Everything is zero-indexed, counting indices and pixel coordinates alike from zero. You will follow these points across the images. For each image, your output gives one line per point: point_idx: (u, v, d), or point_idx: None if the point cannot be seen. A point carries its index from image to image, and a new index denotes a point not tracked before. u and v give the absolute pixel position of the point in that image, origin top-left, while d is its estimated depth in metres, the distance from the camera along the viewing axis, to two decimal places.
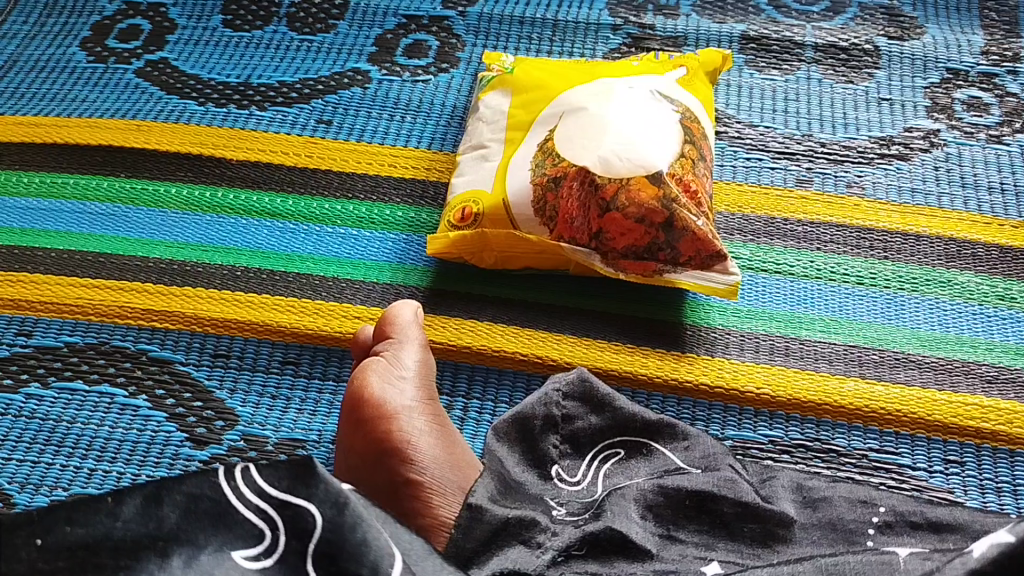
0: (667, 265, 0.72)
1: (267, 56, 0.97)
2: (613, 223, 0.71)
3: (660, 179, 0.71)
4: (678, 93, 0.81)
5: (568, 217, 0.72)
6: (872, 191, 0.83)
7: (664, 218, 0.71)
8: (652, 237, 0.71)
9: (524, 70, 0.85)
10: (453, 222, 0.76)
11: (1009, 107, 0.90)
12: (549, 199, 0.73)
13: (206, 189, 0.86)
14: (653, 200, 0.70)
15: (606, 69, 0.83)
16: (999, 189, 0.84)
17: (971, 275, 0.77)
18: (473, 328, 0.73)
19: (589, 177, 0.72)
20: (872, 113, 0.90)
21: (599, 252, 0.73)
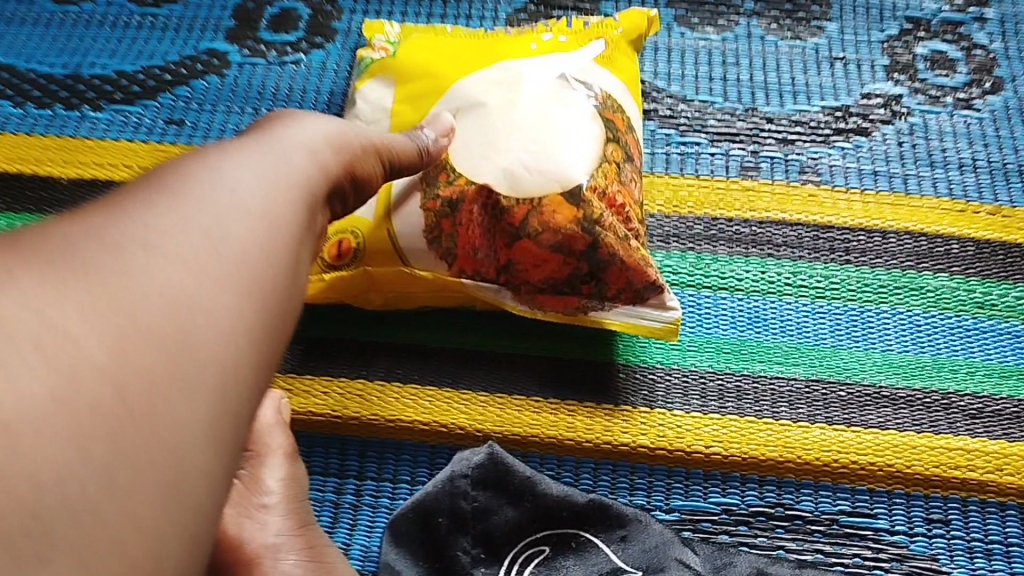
0: (591, 300, 0.59)
1: (101, 38, 0.80)
2: (523, 254, 0.58)
3: (579, 196, 0.57)
4: (598, 78, 0.66)
5: (469, 248, 0.59)
6: (828, 177, 0.72)
7: (586, 244, 0.57)
8: (572, 268, 0.58)
9: (412, 50, 0.69)
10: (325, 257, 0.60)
11: (978, 64, 0.79)
12: (445, 229, 0.59)
13: (31, 216, 0.69)
14: (572, 223, 0.57)
15: (513, 45, 0.68)
16: (970, 167, 0.73)
17: (945, 278, 0.66)
18: (362, 392, 0.60)
19: (492, 201, 0.58)
20: (824, 76, 0.78)
21: (509, 287, 0.60)
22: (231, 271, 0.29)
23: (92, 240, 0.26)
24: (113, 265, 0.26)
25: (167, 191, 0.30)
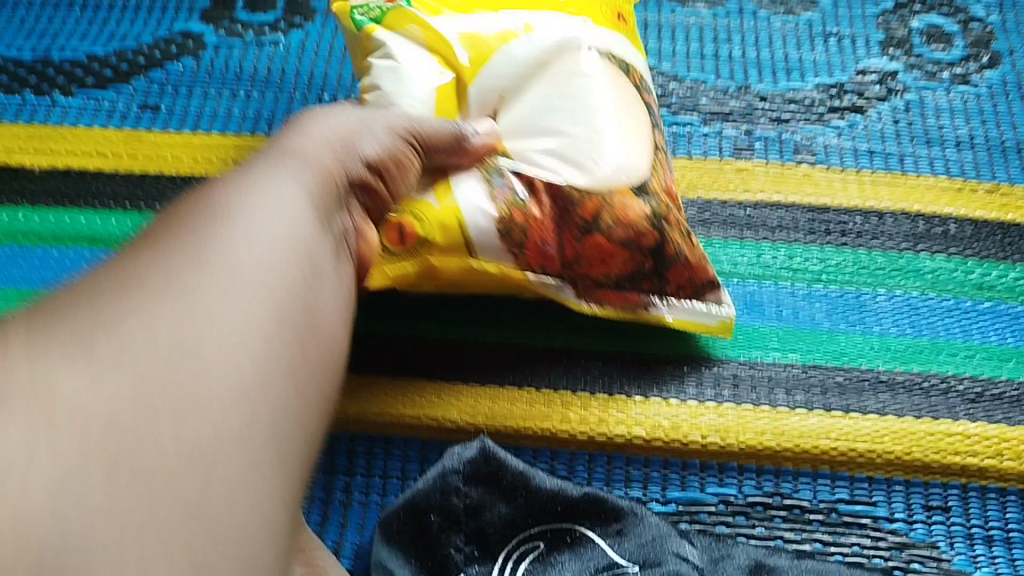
0: (648, 299, 0.57)
1: (72, 20, 0.77)
2: (596, 248, 0.55)
3: (648, 193, 0.57)
4: (616, 47, 0.63)
5: (539, 241, 0.55)
6: (824, 156, 0.70)
7: (654, 241, 0.56)
8: (635, 265, 0.56)
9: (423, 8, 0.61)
10: (384, 241, 0.53)
11: (975, 37, 0.77)
12: (517, 219, 0.54)
13: (37, 211, 0.66)
14: (642, 219, 0.55)
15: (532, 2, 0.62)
16: (969, 145, 0.71)
17: (942, 259, 0.65)
18: (350, 386, 0.59)
19: (561, 191, 0.55)
20: (818, 52, 0.77)
21: (571, 283, 0.56)
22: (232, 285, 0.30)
23: (115, 275, 0.29)
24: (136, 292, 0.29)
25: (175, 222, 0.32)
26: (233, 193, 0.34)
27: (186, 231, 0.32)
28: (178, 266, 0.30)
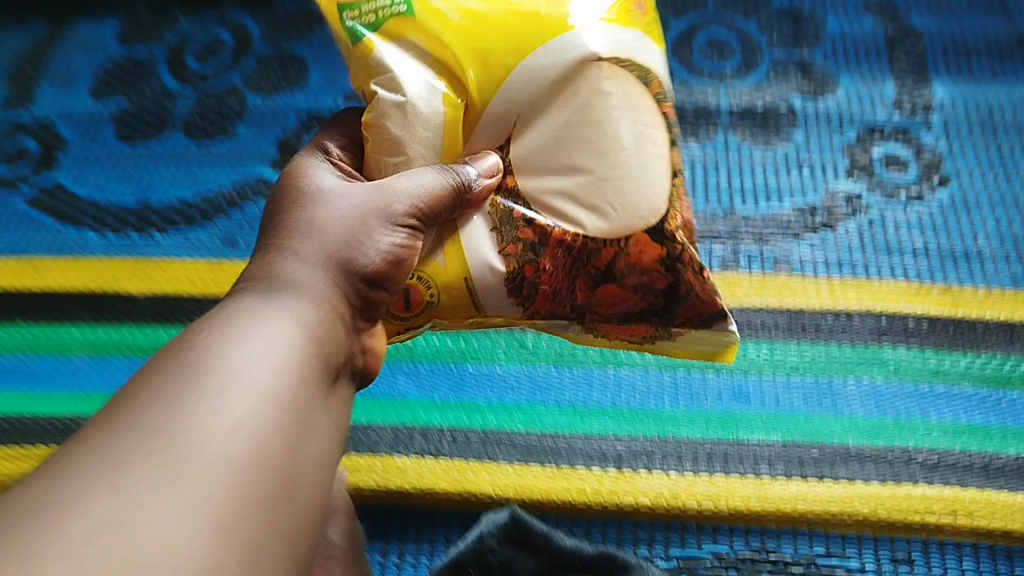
0: (658, 331, 0.61)
1: (165, 171, 0.93)
2: (608, 292, 0.59)
3: (668, 236, 0.57)
4: (641, 37, 0.60)
5: (549, 292, 0.59)
6: (799, 266, 0.82)
7: (665, 283, 0.58)
8: (645, 302, 0.60)
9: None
10: (393, 309, 0.59)
11: (927, 161, 0.90)
12: (528, 274, 0.58)
13: (111, 327, 0.83)
14: (656, 263, 0.58)
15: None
16: (924, 252, 0.83)
17: (902, 350, 0.76)
18: (401, 466, 0.71)
19: (575, 244, 0.58)
20: (793, 178, 0.90)
21: (579, 322, 0.61)
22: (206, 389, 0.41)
23: (144, 418, 0.39)
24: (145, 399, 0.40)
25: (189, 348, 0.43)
26: (229, 351, 0.42)
27: (192, 353, 0.43)
28: (178, 423, 0.39)
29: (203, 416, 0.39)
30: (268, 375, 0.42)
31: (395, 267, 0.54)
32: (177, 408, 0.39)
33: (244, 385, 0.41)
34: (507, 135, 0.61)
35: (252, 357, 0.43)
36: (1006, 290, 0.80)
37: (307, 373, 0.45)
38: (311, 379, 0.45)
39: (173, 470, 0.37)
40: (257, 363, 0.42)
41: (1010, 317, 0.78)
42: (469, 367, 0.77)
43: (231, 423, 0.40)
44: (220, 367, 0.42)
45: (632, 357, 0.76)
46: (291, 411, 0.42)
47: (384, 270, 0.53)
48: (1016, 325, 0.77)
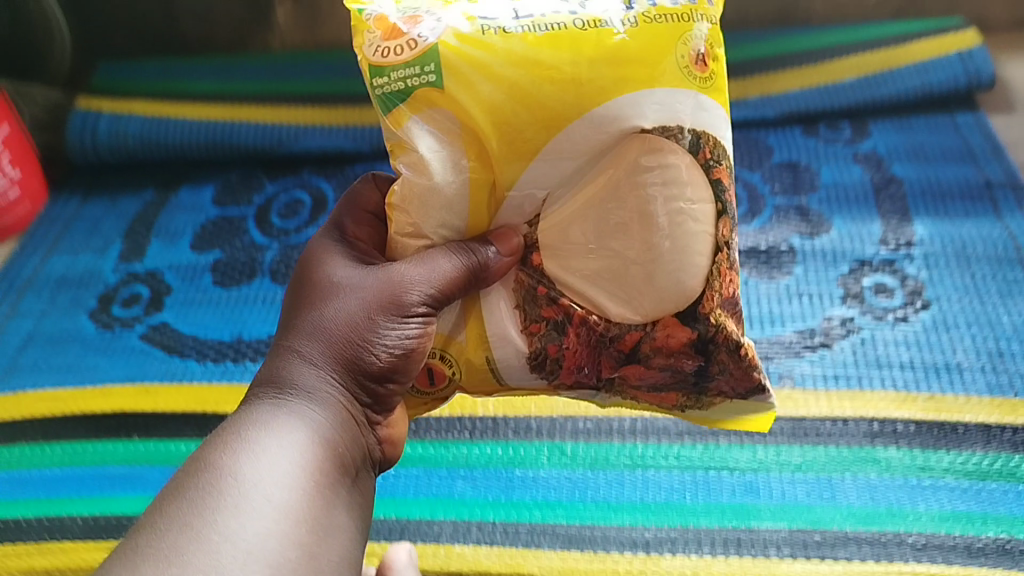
0: (691, 403, 0.69)
1: (256, 311, 1.10)
2: (636, 370, 0.66)
3: (694, 322, 0.64)
4: (695, 102, 0.61)
5: (575, 367, 0.66)
6: (801, 380, 0.95)
7: (695, 364, 0.65)
8: (675, 373, 0.66)
9: (471, 50, 0.58)
10: (420, 383, 0.67)
11: (911, 288, 1.03)
12: (552, 351, 0.65)
13: None
14: (683, 347, 0.64)
15: (598, 53, 0.59)
16: (910, 366, 0.95)
17: (893, 450, 0.88)
18: (461, 553, 0.84)
19: (598, 327, 0.65)
20: (794, 306, 1.03)
21: (609, 387, 0.68)
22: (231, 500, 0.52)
23: (181, 528, 0.50)
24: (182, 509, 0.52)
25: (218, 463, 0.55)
26: (240, 467, 0.53)
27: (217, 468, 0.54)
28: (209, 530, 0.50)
29: (229, 533, 0.50)
30: (277, 485, 0.53)
31: (401, 358, 0.62)
32: (205, 528, 0.50)
33: (259, 492, 0.52)
34: (536, 211, 0.64)
35: (262, 472, 0.53)
36: (983, 397, 0.92)
37: (315, 471, 0.55)
38: (321, 475, 0.56)
39: (204, 567, 0.48)
40: (267, 478, 0.53)
41: (987, 419, 0.90)
42: (516, 471, 0.90)
43: (253, 533, 0.50)
44: (236, 487, 0.52)
45: (657, 460, 0.89)
46: (303, 510, 0.53)
47: (393, 362, 0.61)
48: (992, 426, 0.89)
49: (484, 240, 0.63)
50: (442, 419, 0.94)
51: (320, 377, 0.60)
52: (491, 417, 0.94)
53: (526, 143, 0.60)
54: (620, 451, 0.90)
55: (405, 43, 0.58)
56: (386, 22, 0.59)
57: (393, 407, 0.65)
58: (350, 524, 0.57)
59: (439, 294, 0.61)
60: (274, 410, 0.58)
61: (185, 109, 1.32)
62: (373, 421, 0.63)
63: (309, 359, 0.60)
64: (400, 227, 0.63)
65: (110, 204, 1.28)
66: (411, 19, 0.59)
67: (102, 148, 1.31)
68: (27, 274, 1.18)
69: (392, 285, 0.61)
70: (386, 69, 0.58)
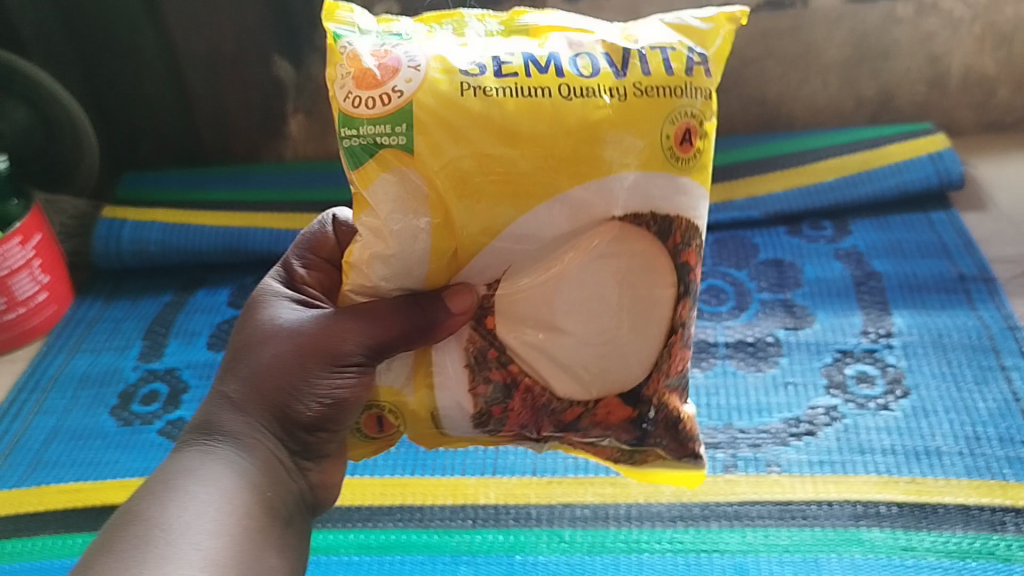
0: (623, 459, 0.75)
1: None
2: (573, 435, 0.73)
3: (636, 399, 0.71)
4: (671, 184, 0.66)
5: (517, 425, 0.72)
6: (788, 466, 0.99)
7: (631, 435, 0.72)
8: (613, 437, 0.73)
9: (447, 114, 0.61)
10: (369, 430, 0.73)
11: (891, 376, 1.09)
12: (496, 412, 0.71)
13: None
14: (624, 421, 0.72)
15: (576, 127, 0.62)
16: (891, 451, 1.00)
17: (877, 530, 0.92)
18: None
19: (541, 397, 0.71)
20: (780, 396, 1.08)
21: (551, 443, 0.75)
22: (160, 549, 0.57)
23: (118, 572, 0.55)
24: (113, 557, 0.56)
25: (138, 516, 0.59)
26: (169, 519, 0.59)
27: (144, 520, 0.59)
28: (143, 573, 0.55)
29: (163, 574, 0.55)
30: (203, 534, 0.59)
31: (332, 408, 0.68)
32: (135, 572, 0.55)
33: (187, 540, 0.58)
34: (497, 275, 0.68)
35: (189, 522, 0.59)
36: (962, 479, 0.96)
37: (242, 518, 0.62)
38: (245, 522, 0.62)
39: None
40: (193, 527, 0.59)
41: (967, 500, 0.94)
42: (516, 556, 0.92)
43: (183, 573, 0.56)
44: (164, 535, 0.58)
45: (651, 545, 0.92)
46: (230, 554, 0.59)
47: (323, 412, 0.68)
48: (972, 506, 0.93)
49: (438, 297, 0.66)
50: (446, 508, 0.98)
51: (255, 423, 0.68)
52: (492, 505, 0.98)
53: (489, 224, 0.64)
54: (615, 536, 0.93)
55: (378, 96, 0.61)
56: (363, 68, 0.62)
57: (326, 453, 0.72)
58: (278, 566, 0.63)
59: (371, 352, 0.67)
60: (208, 460, 0.65)
61: (205, 217, 1.43)
62: (301, 468, 0.71)
63: (247, 404, 0.68)
64: (355, 285, 0.67)
65: (131, 306, 1.35)
66: (389, 68, 0.62)
67: (126, 254, 1.39)
68: (52, 373, 1.24)
69: (323, 340, 0.68)
70: (359, 121, 0.61)
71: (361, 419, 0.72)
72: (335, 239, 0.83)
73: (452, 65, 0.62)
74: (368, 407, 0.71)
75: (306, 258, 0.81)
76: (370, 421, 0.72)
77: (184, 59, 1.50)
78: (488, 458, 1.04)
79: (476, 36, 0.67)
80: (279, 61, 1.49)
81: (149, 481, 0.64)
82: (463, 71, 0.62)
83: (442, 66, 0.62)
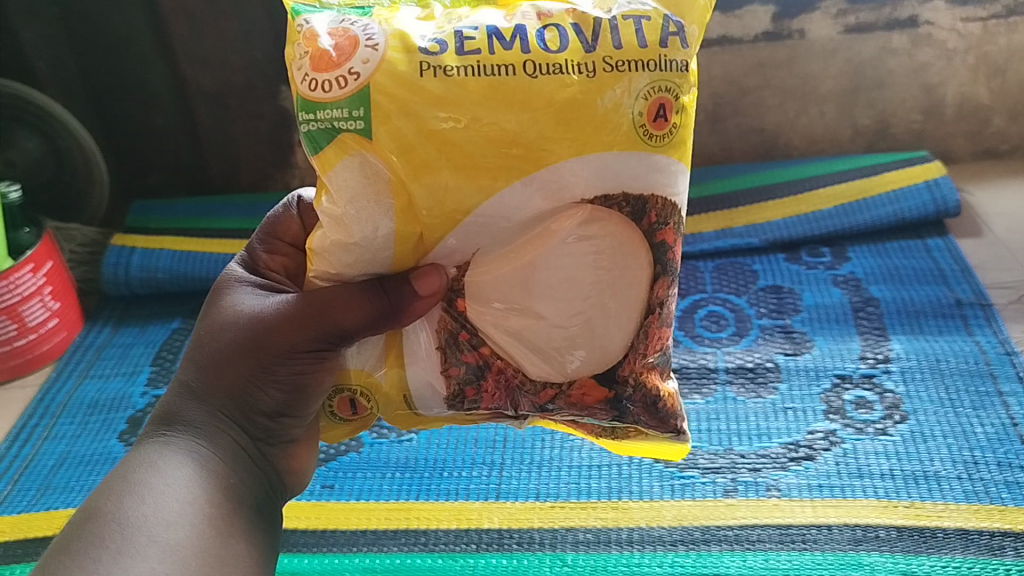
0: (606, 433, 0.75)
1: None
2: (551, 414, 0.72)
3: (612, 380, 0.69)
4: (643, 162, 0.62)
5: (490, 405, 0.71)
6: (787, 491, 1.01)
7: (609, 413, 0.71)
8: (592, 414, 0.71)
9: (406, 94, 0.58)
10: (344, 412, 0.73)
11: (889, 402, 1.10)
12: (469, 392, 0.70)
13: None
14: (600, 402, 0.70)
15: (540, 108, 0.59)
16: (890, 475, 1.01)
17: (876, 554, 0.92)
18: None
19: (514, 378, 0.70)
20: (779, 421, 1.10)
21: (528, 419, 0.74)
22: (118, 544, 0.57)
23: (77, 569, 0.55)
24: (73, 555, 0.57)
25: (97, 512, 0.60)
26: (128, 513, 0.60)
27: (103, 516, 0.59)
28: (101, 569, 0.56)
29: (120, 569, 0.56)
30: (161, 527, 0.60)
31: (292, 395, 0.69)
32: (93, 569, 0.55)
33: (146, 533, 0.59)
34: (466, 259, 0.66)
35: (147, 515, 0.60)
36: (961, 503, 0.97)
37: (204, 506, 0.63)
38: (204, 512, 0.62)
39: None
40: (151, 520, 0.60)
41: (965, 524, 0.95)
42: None
43: (141, 567, 0.56)
44: (121, 529, 0.58)
45: (653, 569, 0.93)
46: (190, 543, 0.60)
47: (282, 399, 0.69)
48: (971, 530, 0.94)
49: (405, 278, 0.65)
50: (450, 532, 1.00)
51: (216, 411, 0.68)
52: (495, 529, 1.00)
53: (457, 206, 0.61)
54: (617, 560, 0.94)
55: (336, 79, 0.58)
56: (320, 49, 0.59)
57: (293, 438, 0.73)
58: (247, 552, 0.64)
59: (329, 340, 0.67)
60: (169, 452, 0.66)
61: (212, 245, 1.46)
62: (267, 453, 0.71)
63: (208, 391, 0.69)
64: (320, 272, 0.66)
65: (139, 332, 1.37)
66: (347, 49, 0.59)
67: (134, 281, 1.41)
68: (62, 399, 1.26)
69: (280, 329, 0.67)
70: (317, 105, 0.59)
71: (334, 400, 0.73)
72: (300, 222, 0.80)
73: (412, 42, 0.59)
74: (341, 391, 0.72)
75: (269, 243, 0.78)
76: (342, 401, 0.73)
77: (193, 90, 1.53)
78: (492, 483, 1.06)
79: (441, 8, 0.64)
80: (286, 91, 1.52)
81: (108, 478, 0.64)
82: (421, 49, 0.59)
83: (401, 45, 0.59)
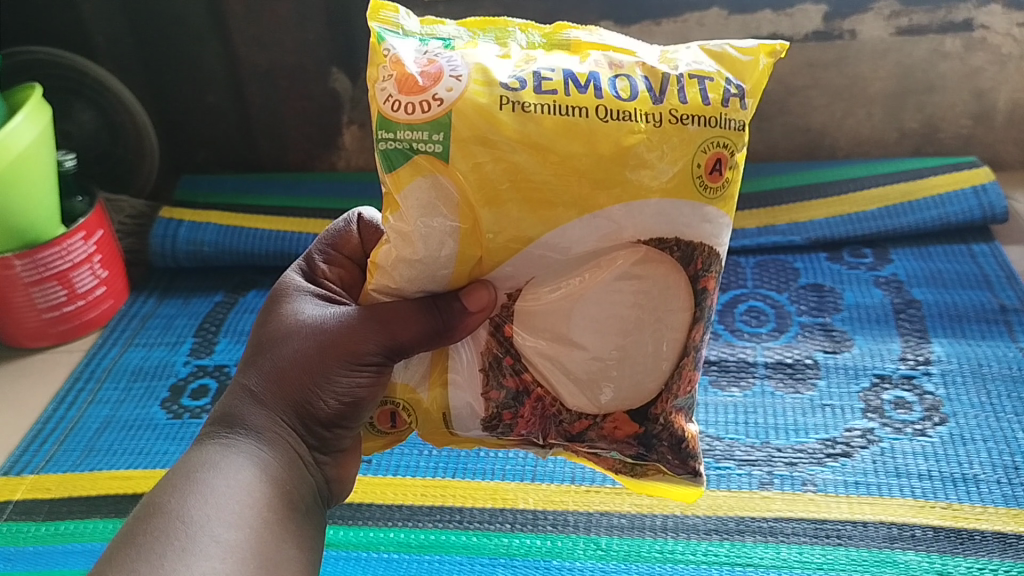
0: (625, 470, 0.74)
1: None
2: (580, 445, 0.72)
3: (641, 417, 0.70)
4: (696, 212, 0.63)
5: (522, 430, 0.71)
6: (823, 486, 1.01)
7: (635, 451, 0.71)
8: (618, 449, 0.72)
9: (485, 127, 0.58)
10: (382, 423, 0.73)
11: (929, 403, 1.10)
12: (506, 416, 0.71)
13: None
14: (629, 437, 0.71)
15: (608, 152, 0.59)
16: (928, 475, 1.01)
17: (912, 553, 0.92)
18: None
19: (551, 407, 0.70)
20: (817, 417, 1.10)
21: (553, 447, 0.74)
22: (179, 547, 0.56)
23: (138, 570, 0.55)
24: (134, 555, 0.56)
25: (163, 509, 0.59)
26: (191, 513, 0.59)
27: (167, 513, 0.59)
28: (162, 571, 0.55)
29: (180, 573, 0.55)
30: (224, 529, 0.58)
31: (349, 406, 0.68)
32: (155, 571, 0.55)
33: (208, 536, 0.58)
34: (519, 286, 0.66)
35: (209, 515, 0.59)
36: (1000, 507, 0.97)
37: (263, 510, 0.62)
38: (264, 517, 0.61)
39: None
40: (214, 521, 0.59)
41: (1005, 528, 0.94)
42: (554, 561, 0.94)
43: (199, 570, 0.55)
44: (185, 528, 0.58)
45: (687, 556, 0.93)
46: (250, 548, 0.59)
47: (340, 409, 0.68)
48: (1010, 534, 0.93)
49: (455, 295, 0.65)
50: (486, 511, 1.01)
51: (276, 416, 0.67)
52: (530, 509, 1.00)
53: (518, 236, 0.62)
54: (651, 545, 0.95)
55: (419, 103, 0.58)
56: (405, 73, 0.59)
57: (341, 449, 0.72)
58: (301, 558, 0.63)
59: (392, 350, 0.66)
60: (231, 454, 0.64)
61: (257, 221, 1.48)
62: (319, 461, 0.70)
63: (268, 397, 0.67)
64: (378, 286, 0.66)
65: (183, 304, 1.39)
66: (432, 76, 0.59)
67: (181, 255, 1.43)
68: (107, 365, 1.28)
69: (345, 337, 0.66)
70: (397, 125, 0.59)
71: (374, 414, 0.72)
72: (359, 236, 0.80)
73: (494, 77, 0.59)
74: (383, 403, 0.72)
75: (327, 253, 0.78)
76: (382, 414, 0.72)
77: (245, 70, 1.55)
78: (528, 464, 1.07)
79: (517, 48, 0.64)
80: (335, 73, 1.54)
81: (170, 474, 0.63)
82: (502, 84, 0.59)
83: (483, 79, 0.59)
